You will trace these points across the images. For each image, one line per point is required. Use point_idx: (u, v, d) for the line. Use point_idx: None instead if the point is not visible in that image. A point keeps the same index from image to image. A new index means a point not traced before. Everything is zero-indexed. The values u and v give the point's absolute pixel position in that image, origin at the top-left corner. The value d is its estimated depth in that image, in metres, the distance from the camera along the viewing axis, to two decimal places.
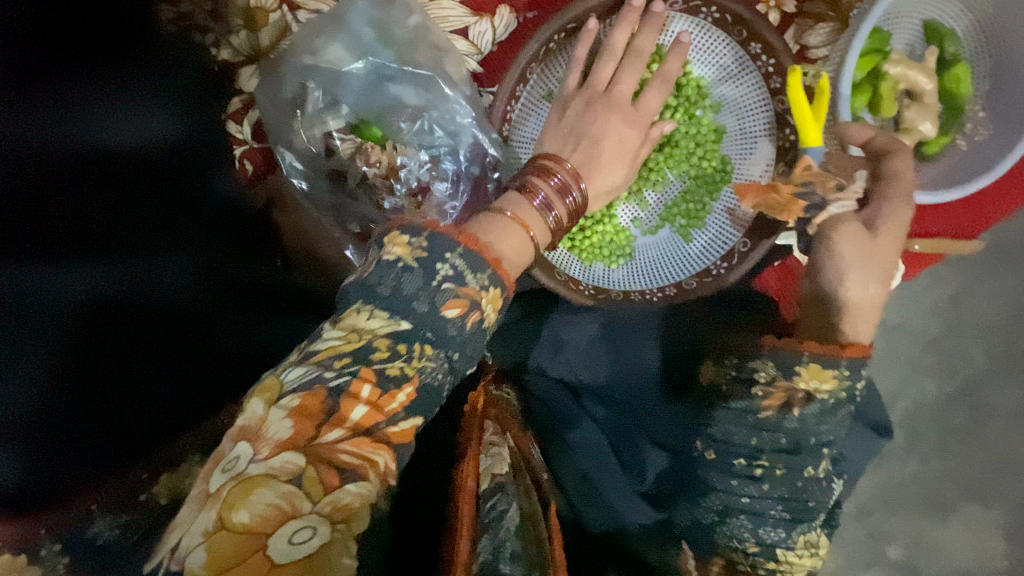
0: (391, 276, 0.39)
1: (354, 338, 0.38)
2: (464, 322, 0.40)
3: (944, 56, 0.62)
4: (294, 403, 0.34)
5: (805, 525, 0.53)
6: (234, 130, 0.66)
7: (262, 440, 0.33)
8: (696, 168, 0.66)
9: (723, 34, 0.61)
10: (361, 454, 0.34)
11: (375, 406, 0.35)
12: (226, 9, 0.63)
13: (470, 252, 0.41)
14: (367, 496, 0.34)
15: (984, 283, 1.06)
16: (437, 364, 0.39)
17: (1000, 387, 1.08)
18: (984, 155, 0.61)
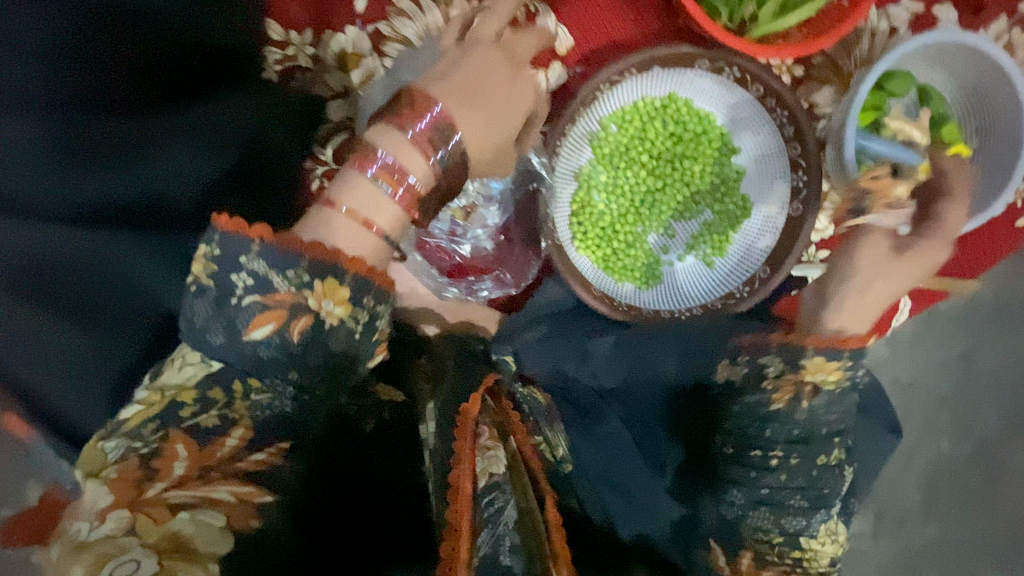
0: (189, 303, 0.49)
1: (158, 395, 0.48)
2: (289, 329, 0.49)
3: (937, 115, 0.71)
4: (112, 474, 0.42)
5: (825, 514, 0.56)
6: (319, 152, 0.74)
7: (82, 514, 0.40)
8: (720, 204, 0.75)
9: (745, 93, 0.71)
10: (194, 493, 0.43)
11: (201, 455, 0.45)
12: (324, 53, 0.72)
13: (267, 251, 0.47)
14: (209, 521, 0.42)
15: (993, 345, 1.10)
16: (274, 393, 0.50)
17: (1012, 450, 1.10)
18: (978, 202, 0.70)
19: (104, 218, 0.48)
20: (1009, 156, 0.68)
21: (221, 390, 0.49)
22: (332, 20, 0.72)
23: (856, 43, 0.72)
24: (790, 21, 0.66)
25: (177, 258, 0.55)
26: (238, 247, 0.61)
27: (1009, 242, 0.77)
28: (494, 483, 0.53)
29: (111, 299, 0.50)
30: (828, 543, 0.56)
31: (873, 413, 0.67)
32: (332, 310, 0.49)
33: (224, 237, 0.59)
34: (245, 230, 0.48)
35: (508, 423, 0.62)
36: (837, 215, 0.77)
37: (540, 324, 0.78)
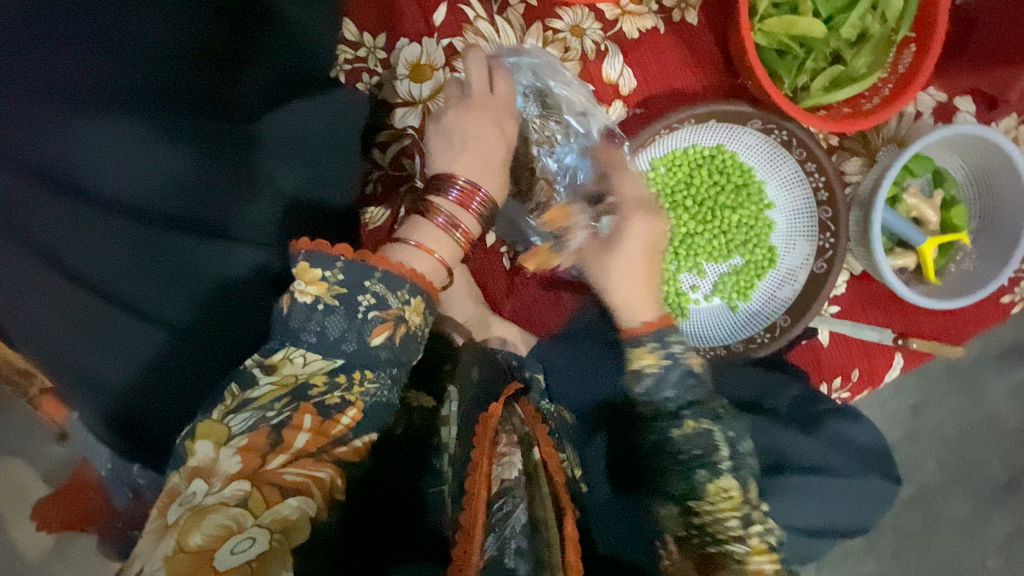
0: (313, 321, 0.49)
1: (288, 379, 0.48)
2: (396, 336, 0.51)
3: (947, 197, 0.80)
4: (243, 442, 0.43)
5: (707, 475, 0.53)
6: (377, 157, 0.73)
7: (216, 475, 0.41)
8: (751, 252, 0.79)
9: (784, 152, 0.76)
10: (306, 473, 0.43)
11: (320, 432, 0.45)
12: (396, 59, 0.73)
13: (388, 277, 0.51)
14: (307, 509, 0.42)
15: (943, 401, 1.18)
16: (379, 383, 0.50)
17: (949, 497, 1.19)
18: (974, 278, 0.77)
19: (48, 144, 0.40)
20: (1005, 244, 0.76)
21: (344, 376, 0.49)
22: (408, 29, 0.73)
23: (886, 123, 0.80)
24: (840, 96, 0.72)
25: (120, 204, 0.43)
26: (222, 215, 0.49)
27: (991, 316, 0.86)
28: (505, 489, 0.53)
29: (59, 235, 0.42)
30: (720, 502, 0.53)
31: (875, 461, 0.73)
32: (415, 320, 0.53)
33: (197, 195, 0.47)
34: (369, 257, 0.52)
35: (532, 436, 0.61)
36: (850, 276, 0.84)
37: (563, 351, 0.79)
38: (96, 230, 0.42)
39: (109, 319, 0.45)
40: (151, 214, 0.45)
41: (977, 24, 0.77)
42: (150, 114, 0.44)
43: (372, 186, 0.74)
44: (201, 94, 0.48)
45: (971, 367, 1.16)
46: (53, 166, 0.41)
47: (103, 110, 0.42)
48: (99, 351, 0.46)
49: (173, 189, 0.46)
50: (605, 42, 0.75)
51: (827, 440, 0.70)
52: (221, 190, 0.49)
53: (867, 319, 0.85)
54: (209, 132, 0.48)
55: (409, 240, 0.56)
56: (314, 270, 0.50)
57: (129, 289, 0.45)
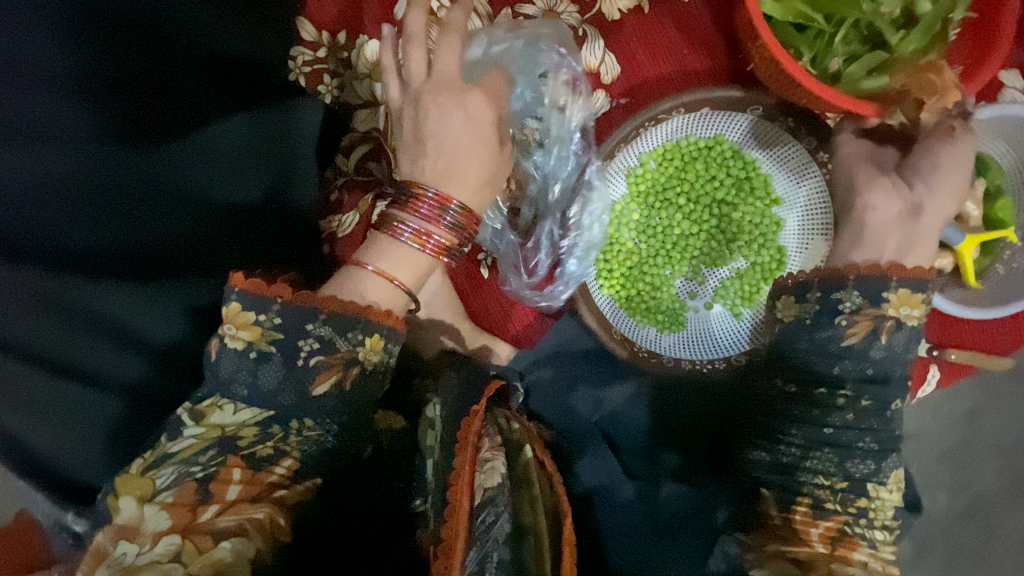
0: (245, 369, 0.49)
1: (215, 432, 0.48)
2: (345, 381, 0.51)
3: (990, 188, 0.68)
4: (169, 498, 0.43)
5: (894, 461, 0.52)
6: (340, 162, 0.70)
7: (142, 536, 0.42)
8: (757, 254, 0.71)
9: (793, 142, 0.68)
10: (242, 517, 0.44)
11: (251, 482, 0.45)
12: (357, 58, 0.69)
13: (333, 320, 0.49)
14: (244, 551, 0.42)
15: (1002, 405, 1.01)
16: (321, 431, 0.50)
17: (1010, 514, 0.98)
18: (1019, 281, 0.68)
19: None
20: None
21: (280, 425, 0.49)
22: (370, 27, 0.69)
23: None
24: (885, 81, 0.61)
25: (69, 268, 0.43)
26: (176, 258, 0.49)
27: None
28: (488, 499, 0.49)
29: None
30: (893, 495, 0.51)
31: None
32: (370, 361, 0.52)
33: (150, 243, 0.47)
34: (309, 300, 0.49)
35: (524, 438, 0.60)
36: None
37: (546, 365, 0.75)
38: (5, 282, 0.41)
39: (21, 376, 0.42)
40: (102, 270, 0.44)
41: None
42: (94, 172, 0.43)
43: (337, 195, 0.70)
44: (144, 137, 0.46)
45: None
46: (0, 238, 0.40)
47: (37, 175, 0.41)
48: (37, 419, 0.43)
49: (125, 244, 0.45)
50: (583, 26, 0.68)
51: None
52: (174, 232, 0.48)
53: None
54: (161, 177, 0.47)
55: (366, 264, 0.54)
56: (249, 316, 0.49)
57: (73, 348, 0.44)
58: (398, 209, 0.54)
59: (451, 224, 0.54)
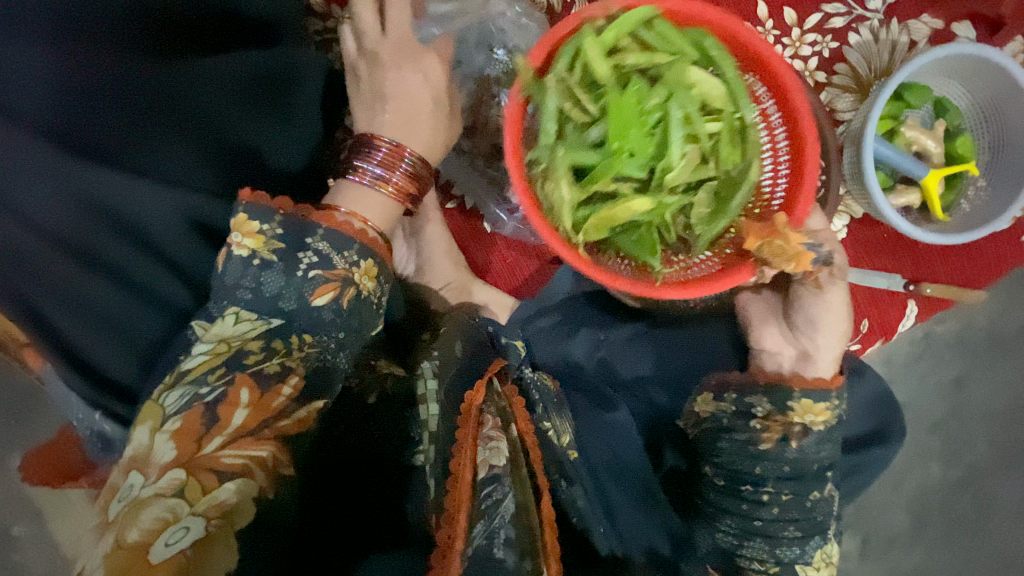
0: (249, 275, 0.54)
1: (222, 346, 0.51)
2: (342, 298, 0.55)
3: (950, 129, 0.75)
4: (176, 427, 0.45)
5: (821, 540, 0.59)
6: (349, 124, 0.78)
7: (151, 466, 0.43)
8: None
9: None
10: (244, 454, 0.45)
11: (259, 405, 0.48)
12: None
13: (332, 235, 0.55)
14: (248, 491, 0.43)
15: (989, 371, 1.00)
16: (321, 347, 0.54)
17: (1002, 479, 1.00)
18: (984, 213, 0.72)
19: (45, 114, 0.45)
20: (1018, 170, 0.71)
21: (280, 341, 0.53)
22: None
23: (876, 54, 0.75)
24: (733, 211, 0.58)
25: (110, 171, 0.48)
26: (196, 183, 0.55)
27: (1013, 260, 0.80)
28: (494, 475, 0.51)
29: (52, 201, 0.46)
30: (822, 569, 0.58)
31: (870, 413, 0.67)
32: (365, 283, 0.57)
33: (175, 164, 0.53)
34: (311, 218, 0.56)
35: (513, 411, 0.59)
36: (850, 219, 0.79)
37: (552, 313, 0.80)
38: (87, 212, 0.48)
39: (62, 273, 0.49)
40: (139, 178, 0.51)
41: None
42: (137, 89, 0.50)
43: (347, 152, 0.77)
44: (172, 68, 0.53)
45: (1018, 334, 0.98)
46: (58, 131, 0.46)
47: (92, 84, 0.47)
48: (78, 313, 0.51)
49: (154, 159, 0.52)
50: None
51: None
52: (196, 159, 0.55)
53: (876, 266, 0.80)
54: (186, 104, 0.53)
55: (338, 207, 0.58)
56: (254, 224, 0.54)
57: (111, 252, 0.51)
58: (358, 155, 0.60)
59: (405, 169, 0.61)
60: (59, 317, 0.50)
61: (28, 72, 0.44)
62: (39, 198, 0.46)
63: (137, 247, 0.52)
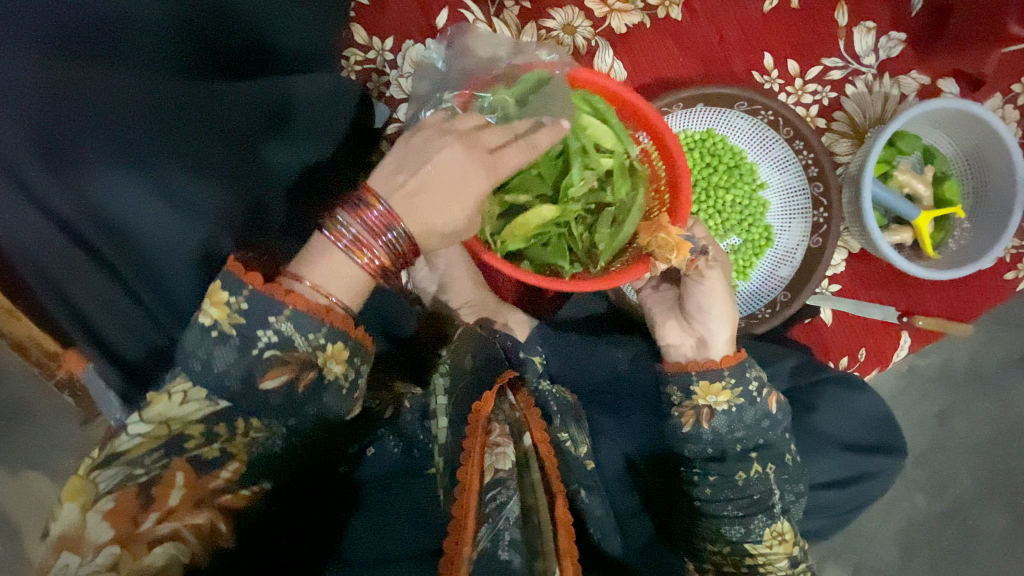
0: (204, 347, 0.48)
1: (162, 429, 0.47)
2: (297, 383, 0.49)
3: (939, 174, 0.82)
4: (108, 504, 0.41)
5: (767, 518, 0.59)
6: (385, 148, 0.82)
7: (83, 544, 0.39)
8: (747, 232, 0.81)
9: (774, 135, 0.80)
10: (181, 523, 0.42)
11: (194, 487, 0.44)
12: (403, 60, 0.81)
13: (295, 317, 0.48)
14: (177, 556, 0.41)
15: (969, 405, 1.05)
16: (269, 433, 0.49)
17: (984, 511, 1.03)
18: (970, 251, 0.78)
19: (56, 115, 0.44)
20: (1000, 213, 0.77)
21: (226, 425, 0.48)
22: (415, 35, 0.81)
23: (871, 104, 0.83)
24: (630, 226, 0.67)
25: (123, 176, 0.46)
26: (220, 200, 0.53)
27: (996, 293, 0.86)
28: (498, 480, 0.50)
29: (63, 203, 0.46)
30: (775, 547, 0.58)
31: (875, 430, 0.70)
32: (330, 368, 0.50)
33: (198, 178, 0.51)
34: (277, 292, 0.48)
35: (527, 421, 0.58)
36: (849, 254, 0.85)
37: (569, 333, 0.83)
38: (96, 217, 0.47)
39: (86, 279, 0.51)
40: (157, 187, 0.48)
41: (953, 9, 0.81)
42: (159, 101, 0.49)
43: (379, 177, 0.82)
44: (199, 86, 0.53)
45: (997, 371, 1.04)
46: (63, 127, 0.45)
47: (111, 92, 0.47)
48: (120, 320, 0.55)
49: (174, 170, 0.49)
50: (596, 37, 0.82)
51: (829, 410, 0.69)
52: (220, 175, 0.53)
53: (870, 297, 0.85)
54: (212, 122, 0.53)
55: (306, 278, 0.50)
56: (223, 295, 0.48)
57: (132, 265, 0.51)
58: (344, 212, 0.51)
59: (389, 244, 0.51)
60: (103, 321, 0.54)
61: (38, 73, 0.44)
62: (57, 201, 0.46)
63: (153, 261, 0.51)
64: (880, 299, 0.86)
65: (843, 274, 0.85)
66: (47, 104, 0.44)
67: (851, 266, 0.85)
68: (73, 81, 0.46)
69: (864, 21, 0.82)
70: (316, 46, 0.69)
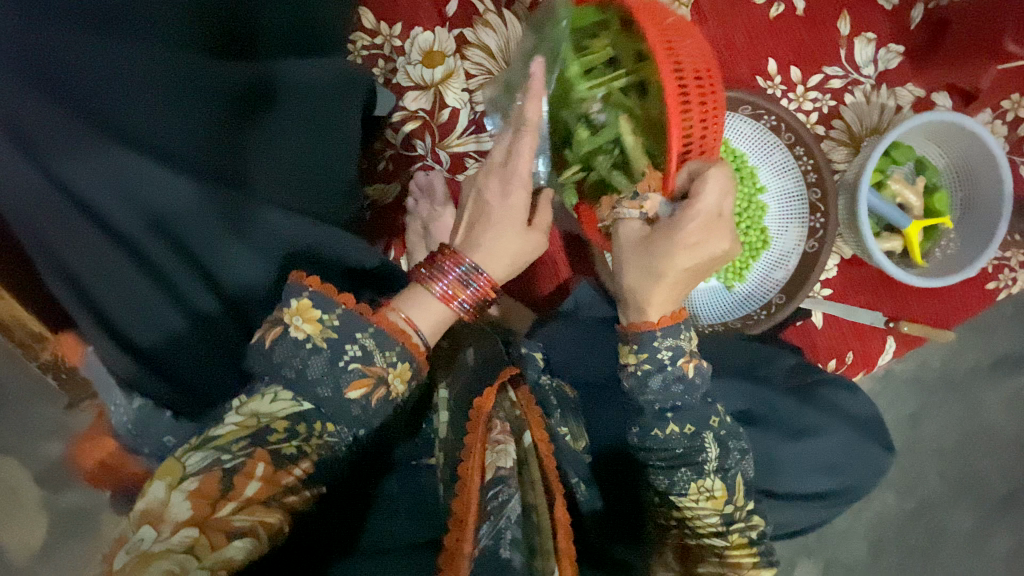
0: (297, 356, 0.50)
1: (252, 421, 0.47)
2: (372, 396, 0.50)
3: (930, 184, 0.84)
4: (192, 485, 0.41)
5: (691, 472, 0.57)
6: (390, 135, 0.81)
7: (164, 521, 0.39)
8: (745, 234, 0.82)
9: (776, 140, 0.82)
10: (255, 518, 0.41)
11: (271, 481, 0.43)
12: (411, 47, 0.80)
13: (377, 336, 0.51)
14: (254, 551, 0.40)
15: (941, 409, 1.09)
16: (338, 439, 0.49)
17: (951, 510, 1.07)
18: (959, 259, 0.81)
19: (72, 84, 0.47)
20: (986, 224, 0.80)
21: (305, 425, 0.48)
22: (424, 22, 0.80)
23: (869, 114, 0.85)
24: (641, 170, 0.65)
25: (131, 143, 0.49)
26: (223, 170, 0.55)
27: (980, 299, 0.89)
28: (501, 477, 0.50)
29: (71, 167, 0.47)
30: (703, 502, 0.57)
31: (868, 428, 0.72)
32: (396, 387, 0.52)
33: (202, 148, 0.53)
34: (366, 314, 0.52)
35: (527, 418, 0.58)
36: (842, 260, 0.87)
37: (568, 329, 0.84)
38: (104, 182, 0.48)
39: (91, 249, 0.50)
40: (164, 154, 0.51)
41: (949, 25, 0.83)
42: (169, 75, 0.51)
43: (383, 164, 0.81)
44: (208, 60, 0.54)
45: (968, 376, 1.08)
46: (79, 96, 0.47)
47: (124, 63, 0.49)
48: (125, 302, 0.52)
49: (179, 140, 0.52)
50: None
51: (824, 406, 0.70)
52: (224, 147, 0.55)
53: (861, 302, 0.88)
54: (219, 95, 0.54)
55: (399, 311, 0.54)
56: (313, 312, 0.51)
57: (138, 236, 0.51)
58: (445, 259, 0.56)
59: (477, 290, 0.55)
60: (105, 302, 0.52)
61: (55, 44, 0.46)
62: (65, 165, 0.46)
63: (159, 229, 0.51)
64: (871, 303, 0.88)
65: (836, 278, 0.87)
66: (64, 75, 0.46)
67: (844, 272, 0.87)
68: (88, 52, 0.47)
69: (865, 32, 0.84)
70: (310, 26, 0.66)
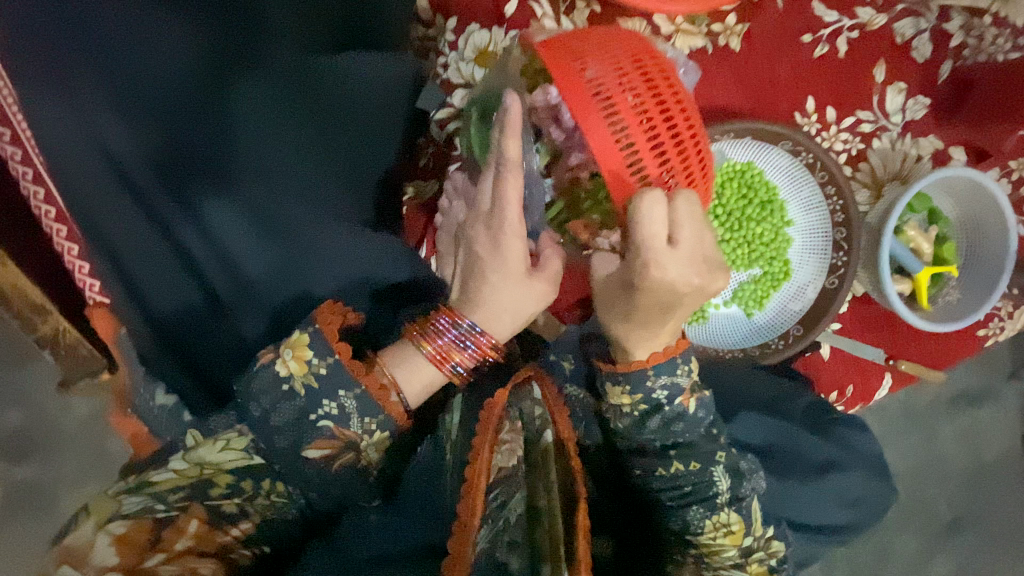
0: (273, 397, 0.51)
1: (194, 471, 0.48)
2: (334, 462, 0.52)
3: (940, 234, 0.89)
4: (121, 530, 0.40)
5: (705, 509, 0.55)
6: (434, 131, 0.80)
7: (87, 565, 0.37)
8: (768, 265, 0.85)
9: (808, 175, 0.84)
10: (187, 566, 0.40)
11: (205, 537, 0.43)
12: (465, 43, 0.79)
13: (361, 398, 0.52)
14: None
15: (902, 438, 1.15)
16: (287, 500, 0.51)
17: (900, 533, 1.13)
18: (961, 308, 0.86)
19: (119, 48, 0.48)
20: (988, 278, 0.85)
21: (251, 482, 0.50)
22: (481, 19, 0.79)
23: (892, 158, 0.88)
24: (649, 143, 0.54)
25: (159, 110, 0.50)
26: (250, 144, 0.54)
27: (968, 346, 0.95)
28: (502, 478, 0.47)
29: (105, 125, 0.48)
30: (720, 538, 0.55)
31: (874, 466, 0.75)
32: (368, 454, 0.53)
33: (229, 122, 0.53)
34: (357, 372, 0.53)
35: (554, 422, 0.53)
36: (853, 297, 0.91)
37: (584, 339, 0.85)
38: (136, 146, 0.50)
39: (118, 209, 0.51)
40: (190, 125, 0.52)
41: (974, 84, 0.87)
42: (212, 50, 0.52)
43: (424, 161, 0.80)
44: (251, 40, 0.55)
45: (930, 409, 1.14)
46: (121, 61, 0.49)
47: (170, 35, 0.51)
48: (149, 266, 0.54)
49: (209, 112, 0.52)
50: None
51: (835, 441, 0.74)
52: (254, 121, 0.54)
53: (863, 338, 0.92)
54: (253, 70, 0.54)
55: (390, 369, 0.56)
56: (305, 352, 0.52)
57: (163, 203, 0.52)
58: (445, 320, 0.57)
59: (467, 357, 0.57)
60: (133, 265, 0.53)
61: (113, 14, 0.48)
62: (103, 126, 0.48)
63: (182, 199, 0.52)
64: (872, 340, 0.92)
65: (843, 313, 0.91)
66: (111, 38, 0.48)
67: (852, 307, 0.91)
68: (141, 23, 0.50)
69: (898, 81, 0.87)
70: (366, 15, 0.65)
